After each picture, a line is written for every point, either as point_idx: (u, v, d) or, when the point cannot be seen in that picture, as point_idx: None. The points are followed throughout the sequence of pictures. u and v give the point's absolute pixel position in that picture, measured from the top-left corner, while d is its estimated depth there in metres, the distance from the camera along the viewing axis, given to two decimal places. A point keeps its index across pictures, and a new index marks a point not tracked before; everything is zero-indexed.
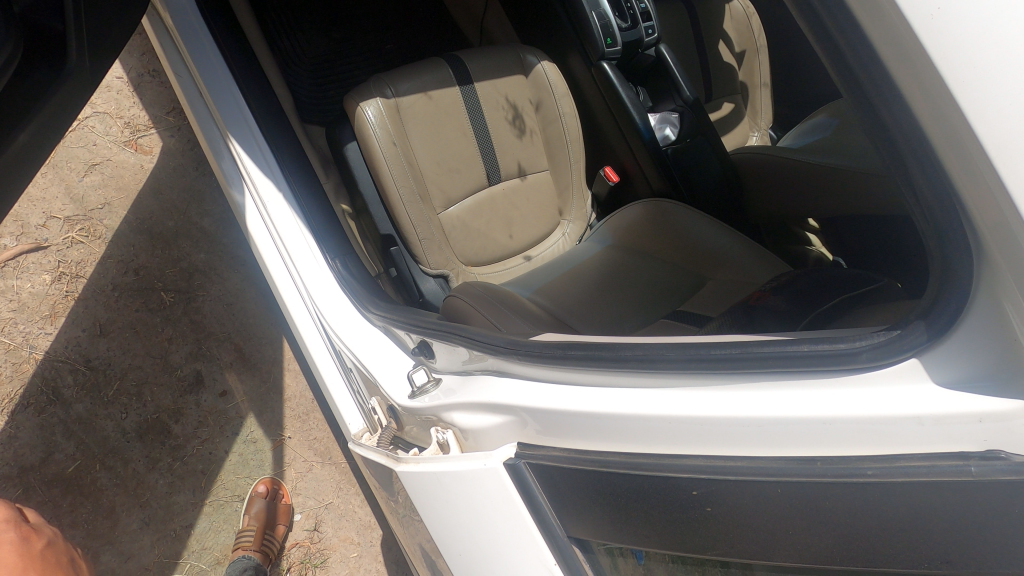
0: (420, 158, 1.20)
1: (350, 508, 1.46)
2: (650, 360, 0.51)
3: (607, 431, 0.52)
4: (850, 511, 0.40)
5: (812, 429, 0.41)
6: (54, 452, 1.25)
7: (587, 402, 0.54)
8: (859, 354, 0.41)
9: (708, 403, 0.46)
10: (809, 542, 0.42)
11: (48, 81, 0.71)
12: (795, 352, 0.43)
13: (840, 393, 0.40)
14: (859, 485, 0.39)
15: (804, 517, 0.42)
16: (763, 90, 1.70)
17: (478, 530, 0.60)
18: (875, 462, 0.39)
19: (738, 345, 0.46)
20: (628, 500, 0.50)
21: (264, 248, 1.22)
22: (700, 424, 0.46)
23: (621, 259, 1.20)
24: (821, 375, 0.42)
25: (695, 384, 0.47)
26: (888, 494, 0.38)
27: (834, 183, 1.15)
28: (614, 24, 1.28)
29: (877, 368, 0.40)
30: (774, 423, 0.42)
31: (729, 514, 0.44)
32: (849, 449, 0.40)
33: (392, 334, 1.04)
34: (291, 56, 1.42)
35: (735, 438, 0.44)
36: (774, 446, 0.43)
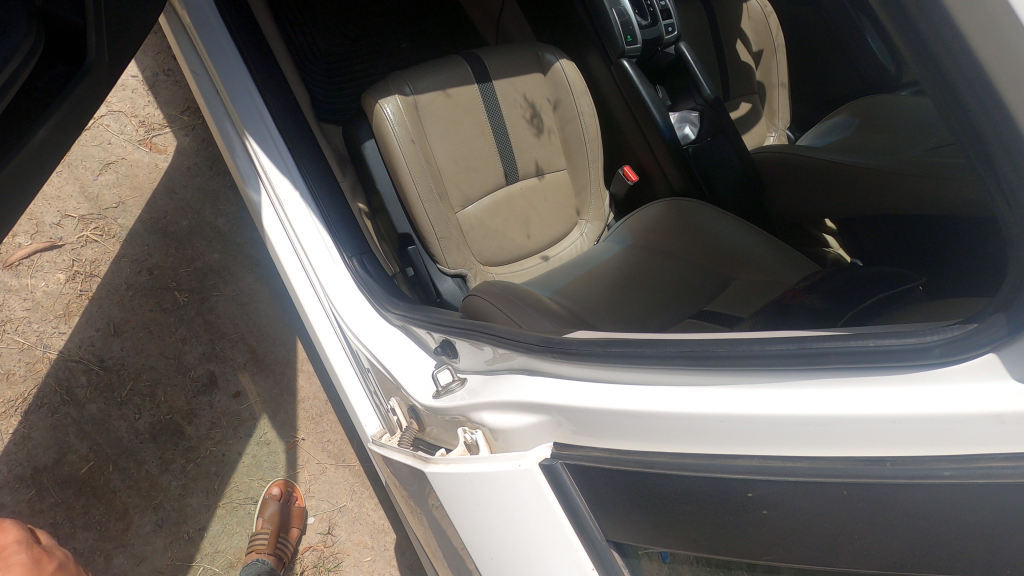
0: (438, 156, 1.19)
1: (364, 511, 1.44)
2: (700, 357, 0.49)
3: (652, 431, 0.50)
4: (920, 515, 0.38)
5: (879, 427, 0.39)
6: (66, 452, 1.24)
7: (631, 399, 0.52)
8: (930, 350, 0.39)
9: (765, 401, 0.44)
10: (875, 547, 0.40)
11: (65, 77, 0.71)
12: (858, 348, 0.41)
13: (910, 391, 0.38)
14: (933, 486, 0.37)
15: (871, 520, 0.39)
16: (781, 90, 1.67)
17: (512, 534, 0.58)
18: (951, 463, 0.37)
19: (793, 341, 0.45)
20: (673, 504, 0.48)
21: (280, 247, 1.21)
22: (755, 423, 0.44)
23: (642, 259, 1.18)
24: (888, 372, 0.40)
25: (748, 382, 0.46)
26: (965, 495, 0.36)
27: (861, 183, 1.13)
28: (634, 22, 1.27)
29: (947, 364, 0.38)
30: (838, 421, 0.40)
31: (786, 515, 0.42)
32: (921, 449, 0.38)
33: (412, 334, 1.01)
34: (307, 52, 1.40)
35: (792, 437, 0.42)
36: (837, 445, 0.41)
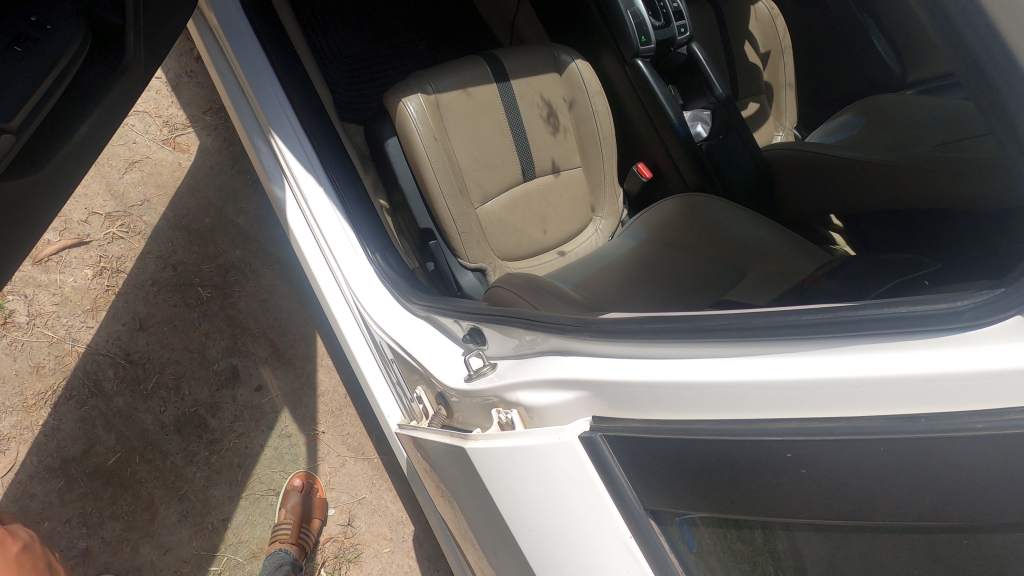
0: (459, 153, 1.22)
1: (383, 504, 1.47)
2: (738, 329, 0.52)
3: (692, 401, 0.53)
4: (949, 464, 0.41)
5: (913, 387, 0.42)
6: (94, 444, 1.26)
7: (670, 373, 0.55)
8: (962, 313, 0.42)
9: (802, 367, 0.47)
10: (910, 498, 0.43)
11: (104, 76, 0.85)
12: (893, 315, 0.45)
13: (944, 351, 0.42)
14: (966, 438, 0.40)
15: (906, 474, 0.43)
16: (787, 90, 1.71)
17: (552, 505, 0.61)
18: (984, 417, 0.40)
19: (828, 311, 0.48)
20: (709, 470, 0.51)
21: (304, 242, 1.24)
22: (792, 387, 0.47)
23: (658, 253, 1.21)
24: (923, 335, 0.43)
25: (784, 351, 0.49)
26: (995, 445, 0.40)
27: (872, 178, 1.17)
28: (648, 23, 1.31)
29: (978, 327, 0.41)
30: (871, 382, 0.43)
31: (822, 471, 0.45)
32: (953, 405, 0.41)
33: (436, 323, 1.04)
34: (327, 56, 1.44)
35: (828, 399, 0.45)
36: (870, 405, 0.44)
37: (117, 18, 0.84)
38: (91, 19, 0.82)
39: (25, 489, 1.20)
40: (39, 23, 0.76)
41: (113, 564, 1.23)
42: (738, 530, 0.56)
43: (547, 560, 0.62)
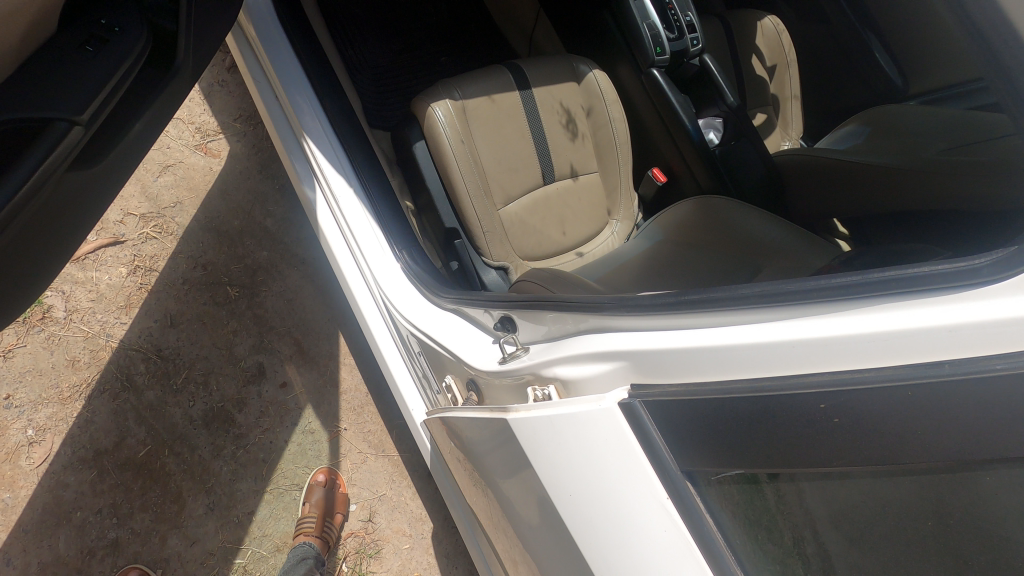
0: (485, 156, 1.28)
1: (403, 500, 1.49)
2: (775, 295, 0.57)
3: (728, 364, 0.57)
4: (970, 408, 0.46)
5: (939, 337, 0.47)
6: (125, 436, 1.29)
7: (709, 339, 0.59)
8: (981, 269, 0.48)
9: (834, 326, 0.52)
10: (928, 440, 0.47)
11: (155, 80, 0.90)
12: (921, 274, 0.50)
13: (969, 304, 0.47)
14: (988, 377, 0.45)
15: (927, 415, 0.47)
16: (792, 102, 1.76)
17: (591, 472, 0.64)
18: (1001, 359, 0.45)
19: (858, 274, 0.54)
20: (745, 429, 0.55)
21: (333, 241, 1.29)
22: (825, 344, 0.52)
23: (675, 252, 1.25)
24: (949, 290, 0.49)
25: (817, 313, 0.54)
26: (1014, 384, 0.44)
27: (879, 180, 1.21)
28: (663, 35, 1.37)
29: (995, 281, 0.47)
30: (899, 335, 0.49)
31: (855, 418, 0.49)
32: (975, 351, 0.46)
33: (464, 315, 1.08)
34: (356, 67, 1.50)
35: (858, 353, 0.50)
36: (896, 356, 0.49)
37: (173, 26, 0.91)
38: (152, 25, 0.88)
39: (59, 479, 1.23)
40: (107, 26, 0.82)
41: (142, 555, 1.25)
42: (753, 500, 0.60)
43: (584, 528, 0.64)
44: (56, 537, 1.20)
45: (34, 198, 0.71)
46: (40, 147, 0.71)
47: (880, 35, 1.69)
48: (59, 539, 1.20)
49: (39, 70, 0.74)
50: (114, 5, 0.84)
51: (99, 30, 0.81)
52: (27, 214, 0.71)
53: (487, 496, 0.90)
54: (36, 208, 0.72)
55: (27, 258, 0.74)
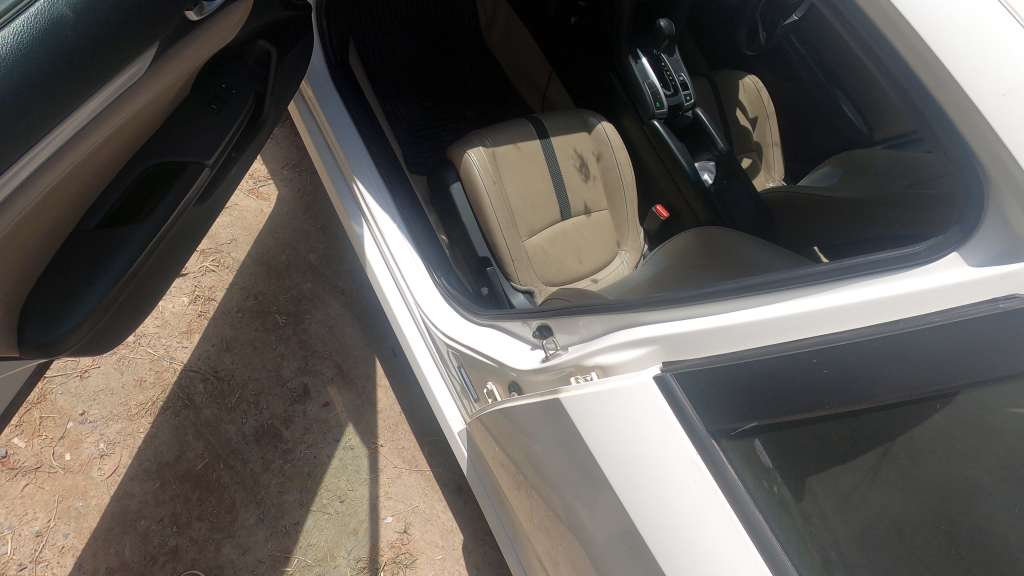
0: (512, 195, 1.47)
1: (435, 513, 1.59)
2: (782, 281, 0.83)
3: (744, 335, 0.80)
4: (920, 350, 0.74)
5: (897, 301, 0.76)
6: (186, 450, 1.41)
7: (728, 320, 0.81)
8: (921, 254, 0.78)
9: (826, 301, 0.78)
10: (892, 375, 0.74)
11: (254, 130, 1.02)
12: (883, 259, 0.79)
13: (919, 279, 0.76)
14: (928, 328, 0.74)
15: (892, 357, 0.74)
16: (773, 148, 1.98)
17: (629, 433, 0.79)
18: (939, 316, 0.74)
19: (840, 262, 0.81)
20: (760, 383, 0.76)
21: (378, 271, 1.46)
22: (820, 314, 0.78)
23: (677, 273, 1.42)
24: (904, 270, 0.78)
25: (811, 291, 0.80)
26: (944, 330, 0.73)
27: (854, 213, 1.40)
28: (661, 92, 1.62)
29: (932, 260, 0.77)
30: (869, 303, 0.77)
31: (834, 367, 0.74)
32: (921, 311, 0.75)
33: (500, 328, 1.23)
34: (395, 119, 1.72)
35: (843, 316, 0.77)
36: (867, 319, 0.77)
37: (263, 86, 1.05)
38: (257, 90, 1.03)
39: (126, 489, 1.35)
40: (225, 89, 0.96)
41: (199, 562, 1.35)
42: (785, 518, 0.75)
43: (628, 486, 0.78)
44: (122, 543, 1.31)
45: (170, 230, 0.83)
46: (176, 188, 0.84)
47: (845, 91, 1.95)
48: (125, 545, 1.31)
49: (175, 125, 0.88)
50: (230, 72, 0.99)
51: (218, 92, 0.95)
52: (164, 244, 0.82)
53: (530, 487, 1.01)
54: (169, 240, 0.84)
55: (151, 283, 0.84)
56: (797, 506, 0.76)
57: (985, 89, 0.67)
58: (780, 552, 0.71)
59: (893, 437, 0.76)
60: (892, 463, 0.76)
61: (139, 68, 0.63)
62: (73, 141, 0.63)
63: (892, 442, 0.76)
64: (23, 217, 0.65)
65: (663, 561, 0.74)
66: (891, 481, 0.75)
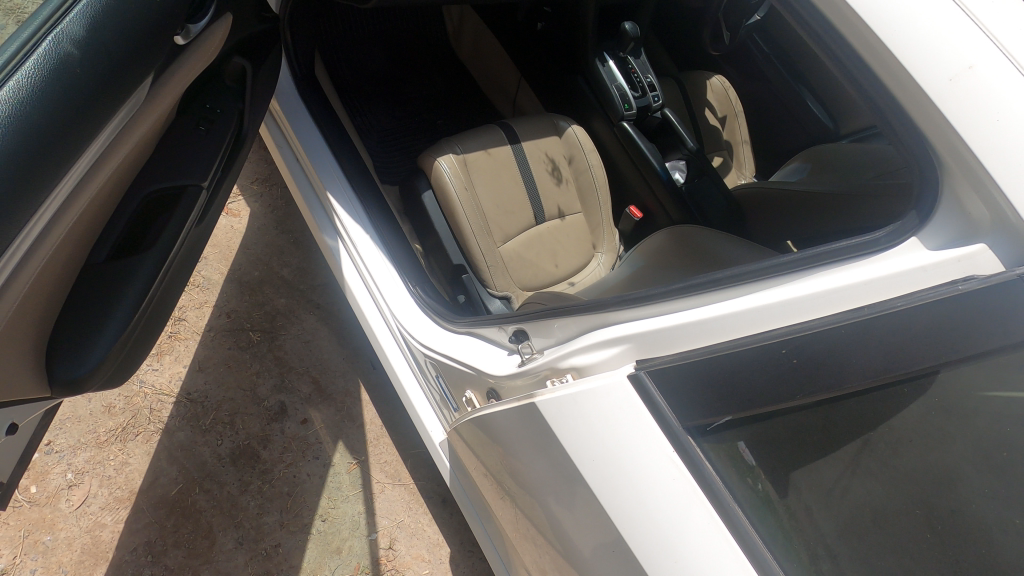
0: (485, 200, 1.46)
1: (420, 527, 1.57)
2: (750, 273, 0.84)
3: (712, 329, 0.81)
4: (888, 335, 0.75)
5: (862, 288, 0.78)
6: (159, 476, 1.38)
7: (698, 315, 0.82)
8: (881, 240, 0.82)
9: (792, 291, 0.80)
10: (863, 363, 0.75)
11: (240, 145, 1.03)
12: (845, 247, 0.83)
13: (881, 264, 0.79)
14: (892, 314, 0.75)
15: (862, 344, 0.75)
16: (743, 145, 2.00)
17: (606, 434, 0.78)
18: (901, 300, 0.76)
19: (804, 252, 0.84)
20: (732, 376, 0.75)
21: (352, 282, 1.44)
22: (788, 304, 0.80)
23: (654, 272, 1.42)
24: (867, 256, 0.81)
25: (778, 281, 0.82)
26: (909, 315, 0.75)
27: (820, 206, 1.42)
28: (629, 94, 1.64)
29: (891, 246, 0.80)
30: (835, 291, 0.79)
31: (804, 357, 0.75)
32: (885, 296, 0.78)
33: (477, 334, 1.21)
34: (365, 130, 1.71)
35: (809, 305, 0.79)
36: (833, 306, 0.79)
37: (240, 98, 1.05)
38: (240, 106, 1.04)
39: (97, 519, 1.31)
40: (211, 110, 0.98)
41: None
42: (769, 515, 0.74)
43: (608, 490, 0.77)
44: None
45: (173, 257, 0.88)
46: (177, 217, 0.90)
47: (810, 87, 1.98)
48: None
49: (166, 151, 0.91)
50: (214, 91, 1.00)
51: (205, 113, 0.97)
52: (173, 268, 0.89)
53: (514, 499, 0.99)
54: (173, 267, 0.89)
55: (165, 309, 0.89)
56: (781, 502, 0.76)
57: (938, 76, 0.71)
58: (763, 549, 0.72)
59: (870, 428, 0.76)
60: (873, 452, 0.76)
61: (135, 102, 0.71)
62: (87, 178, 0.70)
63: (870, 434, 0.76)
64: (51, 255, 0.71)
65: (646, 564, 0.73)
66: (873, 470, 0.75)
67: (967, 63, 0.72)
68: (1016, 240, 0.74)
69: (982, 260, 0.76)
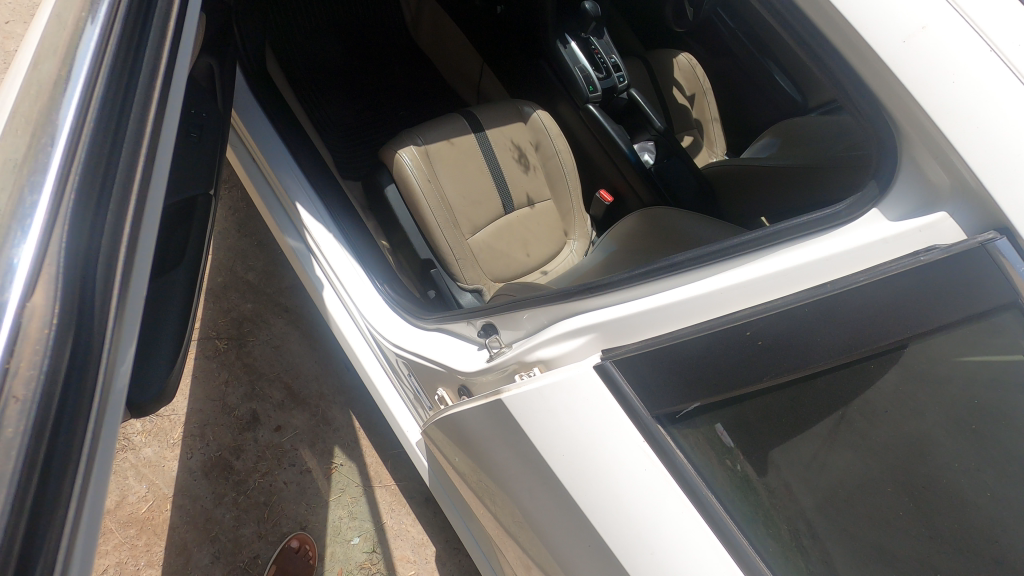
0: (450, 192, 1.42)
1: (404, 528, 1.54)
2: (712, 253, 0.82)
3: (675, 314, 0.78)
4: (855, 310, 0.73)
5: (825, 263, 0.77)
6: (128, 495, 1.34)
7: (661, 300, 0.80)
8: (842, 212, 0.80)
9: (755, 271, 0.78)
10: (831, 340, 0.73)
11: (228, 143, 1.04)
12: (807, 222, 0.81)
13: (843, 238, 0.77)
14: (858, 288, 0.73)
15: (828, 321, 0.73)
16: (714, 123, 2.00)
17: (575, 427, 0.75)
18: (866, 273, 0.74)
19: (767, 229, 0.82)
20: (696, 361, 0.73)
21: (317, 283, 1.39)
22: (751, 284, 0.78)
23: (627, 258, 1.39)
24: (830, 230, 0.79)
25: (742, 261, 0.80)
26: (874, 288, 0.73)
27: (790, 180, 1.41)
28: (593, 75, 1.58)
29: (852, 218, 0.79)
30: (798, 268, 0.77)
31: (769, 337, 0.73)
32: (850, 270, 0.76)
33: (446, 331, 1.18)
34: (324, 125, 1.66)
35: (773, 284, 0.77)
36: (798, 284, 0.77)
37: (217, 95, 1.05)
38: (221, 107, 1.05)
39: None
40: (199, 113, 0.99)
41: None
42: (750, 496, 0.74)
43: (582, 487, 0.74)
44: None
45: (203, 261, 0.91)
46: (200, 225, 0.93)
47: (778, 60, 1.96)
48: None
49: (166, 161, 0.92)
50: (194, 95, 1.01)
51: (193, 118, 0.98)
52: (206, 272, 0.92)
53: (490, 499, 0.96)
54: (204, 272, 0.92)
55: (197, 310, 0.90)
56: (759, 481, 0.75)
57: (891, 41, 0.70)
58: (738, 534, 0.71)
59: (847, 402, 0.75)
60: (851, 426, 0.75)
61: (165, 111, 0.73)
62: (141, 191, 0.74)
63: (847, 408, 0.75)
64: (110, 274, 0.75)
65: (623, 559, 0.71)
66: (851, 443, 0.75)
67: (921, 22, 0.70)
68: (977, 207, 0.73)
69: (945, 229, 0.74)
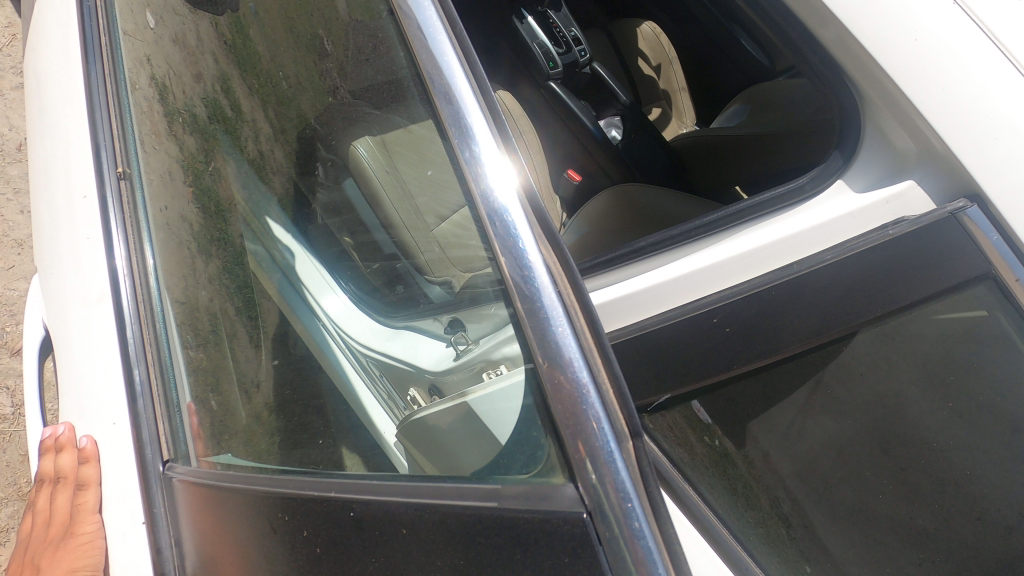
0: None
1: None
2: (679, 237, 0.81)
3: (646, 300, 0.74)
4: (822, 288, 0.74)
5: (794, 240, 0.77)
6: None
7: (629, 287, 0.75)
8: (805, 187, 0.82)
9: (721, 254, 0.77)
10: (795, 324, 0.73)
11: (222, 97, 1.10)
12: (770, 198, 0.82)
13: (809, 214, 0.79)
14: (824, 266, 0.74)
15: (794, 304, 0.73)
16: (682, 94, 1.93)
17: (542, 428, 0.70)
18: (831, 251, 0.75)
19: (731, 210, 0.82)
20: (667, 352, 0.72)
21: None
22: (718, 269, 0.76)
23: (601, 241, 1.29)
24: (796, 206, 0.81)
25: (710, 245, 0.80)
26: (839, 264, 0.74)
27: (758, 146, 1.38)
28: (553, 51, 1.55)
29: (817, 192, 0.82)
30: (766, 249, 0.77)
31: (734, 323, 0.72)
32: (817, 246, 0.77)
33: None
34: None
35: (744, 267, 0.76)
36: (766, 266, 0.76)
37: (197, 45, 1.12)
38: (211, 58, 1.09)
39: None
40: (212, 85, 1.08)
41: None
42: (731, 471, 0.78)
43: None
44: None
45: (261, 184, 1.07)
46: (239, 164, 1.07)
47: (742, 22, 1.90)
48: None
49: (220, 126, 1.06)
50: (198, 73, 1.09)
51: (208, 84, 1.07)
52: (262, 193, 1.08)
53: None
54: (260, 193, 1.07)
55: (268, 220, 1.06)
56: (737, 453, 0.79)
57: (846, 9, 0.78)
58: (717, 521, 0.73)
59: (821, 367, 0.78)
60: (826, 392, 0.78)
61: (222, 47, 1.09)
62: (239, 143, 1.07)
63: (822, 373, 0.78)
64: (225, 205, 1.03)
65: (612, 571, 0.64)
66: (828, 408, 0.79)
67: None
68: (941, 171, 0.77)
69: (912, 197, 0.78)
